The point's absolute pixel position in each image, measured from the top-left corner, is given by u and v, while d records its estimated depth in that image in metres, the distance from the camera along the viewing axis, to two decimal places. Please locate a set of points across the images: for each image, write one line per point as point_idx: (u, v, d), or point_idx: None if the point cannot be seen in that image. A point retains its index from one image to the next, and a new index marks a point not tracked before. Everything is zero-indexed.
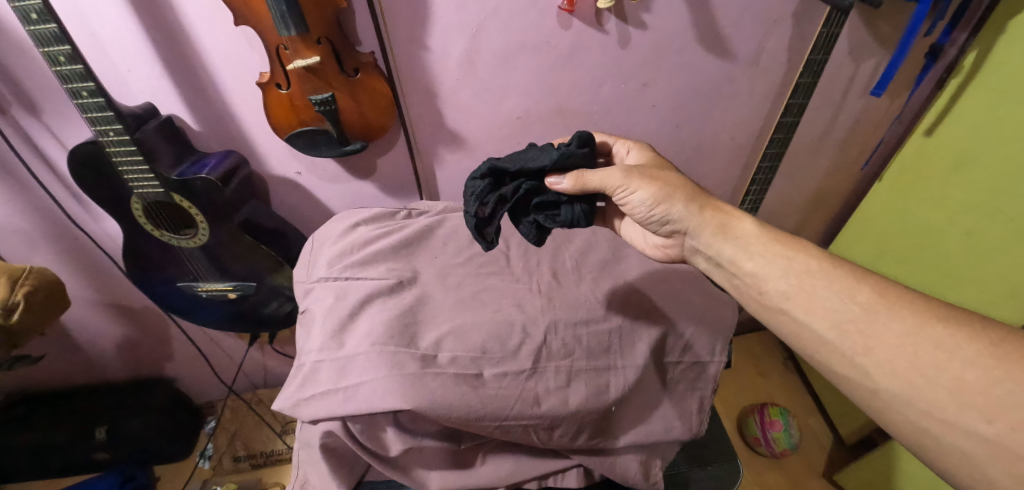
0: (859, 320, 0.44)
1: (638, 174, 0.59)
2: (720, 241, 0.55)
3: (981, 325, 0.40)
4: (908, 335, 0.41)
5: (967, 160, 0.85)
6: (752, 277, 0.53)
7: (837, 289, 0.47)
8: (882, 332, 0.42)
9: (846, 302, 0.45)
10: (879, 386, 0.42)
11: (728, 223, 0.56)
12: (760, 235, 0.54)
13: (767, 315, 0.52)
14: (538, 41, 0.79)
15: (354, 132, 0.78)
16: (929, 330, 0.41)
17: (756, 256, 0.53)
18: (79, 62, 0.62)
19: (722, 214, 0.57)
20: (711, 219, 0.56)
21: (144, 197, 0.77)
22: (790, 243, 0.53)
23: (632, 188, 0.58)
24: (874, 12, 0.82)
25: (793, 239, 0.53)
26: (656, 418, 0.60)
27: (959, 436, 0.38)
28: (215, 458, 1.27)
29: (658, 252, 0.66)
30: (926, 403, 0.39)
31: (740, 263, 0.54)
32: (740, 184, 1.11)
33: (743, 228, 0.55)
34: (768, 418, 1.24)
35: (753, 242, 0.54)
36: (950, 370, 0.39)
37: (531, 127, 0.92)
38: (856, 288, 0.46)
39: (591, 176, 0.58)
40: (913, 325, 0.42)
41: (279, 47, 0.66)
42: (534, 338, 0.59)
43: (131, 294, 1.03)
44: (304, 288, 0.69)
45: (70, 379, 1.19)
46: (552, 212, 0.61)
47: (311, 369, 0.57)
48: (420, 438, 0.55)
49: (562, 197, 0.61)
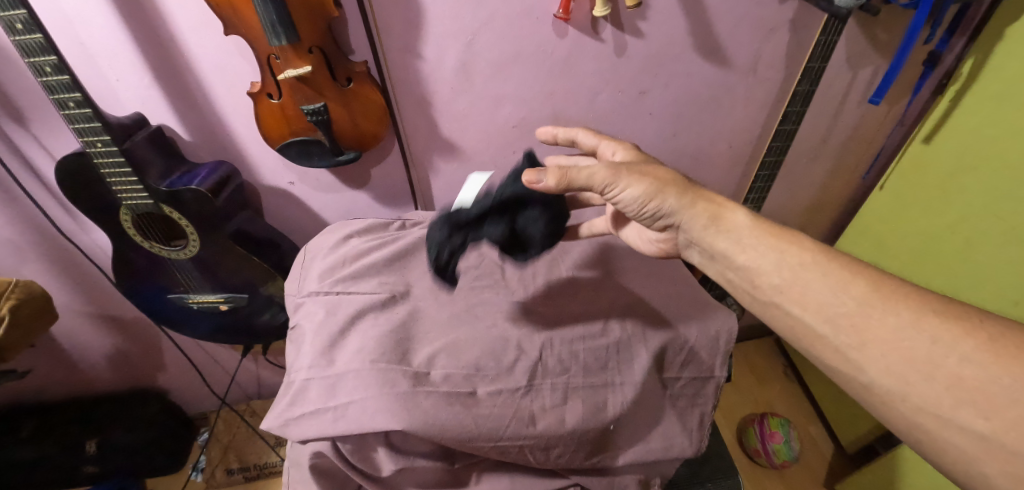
0: (853, 314, 0.43)
1: (626, 169, 0.55)
2: (714, 234, 0.53)
3: (978, 319, 0.38)
4: (902, 330, 0.40)
5: (964, 165, 0.85)
6: (747, 270, 0.51)
7: (830, 283, 0.45)
8: (877, 328, 0.41)
9: (840, 295, 0.44)
10: (874, 381, 0.41)
11: (720, 215, 0.53)
12: (753, 228, 0.52)
13: (763, 311, 0.51)
14: (534, 50, 0.78)
15: (348, 142, 0.77)
16: (923, 324, 0.39)
17: (750, 249, 0.51)
18: (66, 72, 0.60)
19: (714, 206, 0.54)
20: (704, 212, 0.54)
21: (134, 209, 0.76)
22: (783, 234, 0.51)
23: (621, 185, 0.55)
24: (872, 20, 0.82)
25: (786, 230, 0.51)
26: (657, 435, 0.59)
27: (957, 433, 0.37)
28: (207, 470, 1.25)
29: (653, 248, 0.64)
30: (922, 398, 0.38)
31: (734, 257, 0.52)
32: (739, 192, 1.10)
33: (735, 221, 0.53)
34: (768, 430, 1.21)
35: (745, 236, 0.52)
36: (946, 366, 0.37)
37: (527, 136, 0.90)
38: (850, 281, 0.44)
39: (576, 174, 0.54)
40: (908, 318, 0.40)
41: (271, 57, 0.64)
42: (529, 355, 0.58)
43: (121, 305, 1.01)
44: (294, 303, 0.68)
45: (60, 391, 1.17)
46: (529, 226, 0.61)
47: (300, 387, 0.56)
48: (413, 458, 0.53)
49: (536, 197, 0.60)
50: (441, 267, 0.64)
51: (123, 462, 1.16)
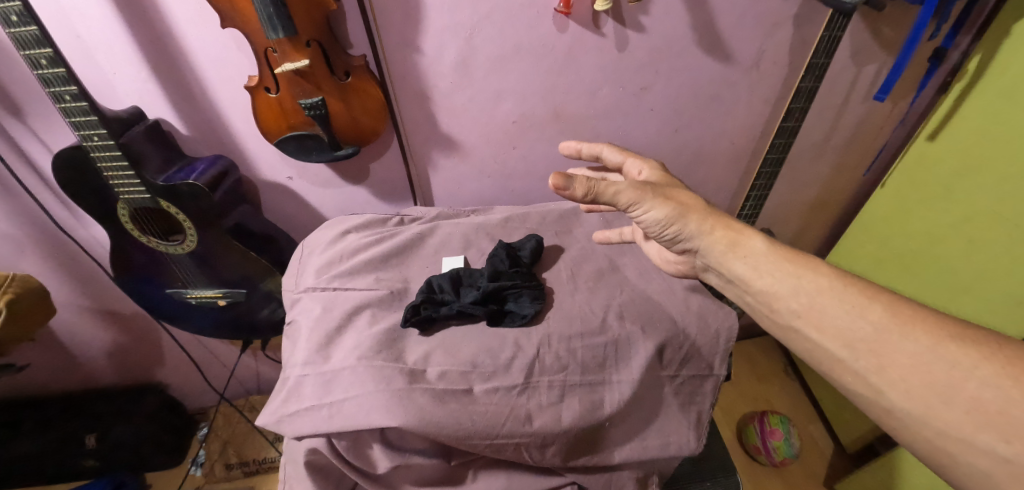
0: (870, 340, 0.42)
1: (650, 191, 0.54)
2: (730, 258, 0.53)
3: (997, 345, 0.38)
4: (921, 354, 0.39)
5: (970, 164, 0.83)
6: (763, 295, 0.50)
7: (847, 307, 0.44)
8: (896, 353, 0.40)
9: (857, 321, 0.43)
10: (895, 404, 0.40)
11: (739, 241, 0.53)
12: (770, 254, 0.51)
13: (781, 334, 0.50)
14: (534, 45, 0.77)
15: (346, 136, 0.76)
16: (942, 349, 0.39)
17: (765, 274, 0.50)
18: (62, 65, 0.60)
19: (733, 232, 0.53)
20: (722, 236, 0.53)
21: (131, 203, 0.75)
22: (800, 260, 0.50)
23: (644, 206, 0.54)
24: (877, 16, 0.81)
25: (804, 256, 0.50)
26: (655, 433, 0.58)
27: (979, 456, 0.36)
28: (207, 465, 1.25)
29: (673, 268, 0.63)
30: (945, 423, 0.37)
31: (749, 281, 0.51)
32: (740, 189, 1.09)
33: (754, 246, 0.52)
34: (768, 427, 1.21)
35: (762, 261, 0.51)
36: (966, 390, 0.37)
37: (527, 132, 0.90)
38: (867, 306, 0.43)
39: (604, 189, 0.51)
40: (926, 344, 0.40)
41: (267, 50, 0.64)
42: (526, 352, 0.57)
43: (120, 299, 1.01)
44: (291, 297, 0.67)
45: (59, 385, 1.17)
46: (519, 311, 0.62)
47: (295, 383, 0.55)
48: (408, 454, 0.52)
49: (518, 283, 0.64)
50: (425, 321, 0.59)
51: (122, 456, 1.16)
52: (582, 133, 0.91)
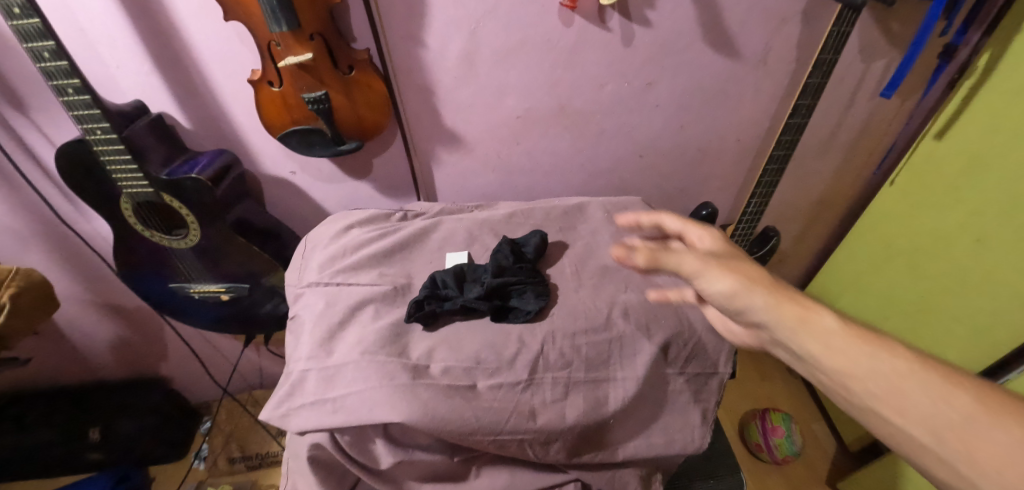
0: (900, 388, 0.35)
1: (709, 263, 0.42)
2: (801, 336, 0.39)
3: None
4: (955, 412, 0.33)
5: (978, 162, 0.83)
6: (849, 387, 0.37)
7: (890, 365, 0.36)
8: (917, 400, 0.34)
9: (892, 372, 0.35)
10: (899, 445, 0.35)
11: (813, 318, 0.39)
12: (852, 333, 0.38)
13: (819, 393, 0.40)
14: (539, 39, 0.76)
15: (350, 131, 0.76)
16: (982, 417, 0.32)
17: (853, 361, 0.37)
18: (64, 58, 0.59)
19: (804, 306, 0.40)
20: (797, 312, 0.40)
21: (134, 197, 0.75)
22: (882, 339, 0.37)
23: (704, 280, 0.42)
24: (886, 11, 0.80)
25: (885, 334, 0.38)
26: (659, 431, 0.58)
27: None
28: (210, 458, 1.25)
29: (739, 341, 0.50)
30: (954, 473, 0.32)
31: (838, 372, 0.37)
32: (746, 186, 1.08)
33: (833, 325, 0.38)
34: (770, 425, 1.20)
35: (845, 344, 0.37)
36: (985, 450, 0.31)
37: (531, 127, 0.89)
38: (919, 373, 0.35)
39: (659, 256, 0.41)
40: (965, 407, 0.33)
41: (271, 43, 0.63)
42: (530, 349, 0.57)
43: (124, 293, 1.01)
44: (294, 292, 0.67)
45: (63, 378, 1.17)
46: (523, 307, 0.61)
47: (299, 378, 0.55)
48: (412, 450, 0.52)
49: (523, 278, 0.64)
50: (429, 317, 0.59)
51: (126, 450, 1.17)
52: (586, 128, 0.91)
